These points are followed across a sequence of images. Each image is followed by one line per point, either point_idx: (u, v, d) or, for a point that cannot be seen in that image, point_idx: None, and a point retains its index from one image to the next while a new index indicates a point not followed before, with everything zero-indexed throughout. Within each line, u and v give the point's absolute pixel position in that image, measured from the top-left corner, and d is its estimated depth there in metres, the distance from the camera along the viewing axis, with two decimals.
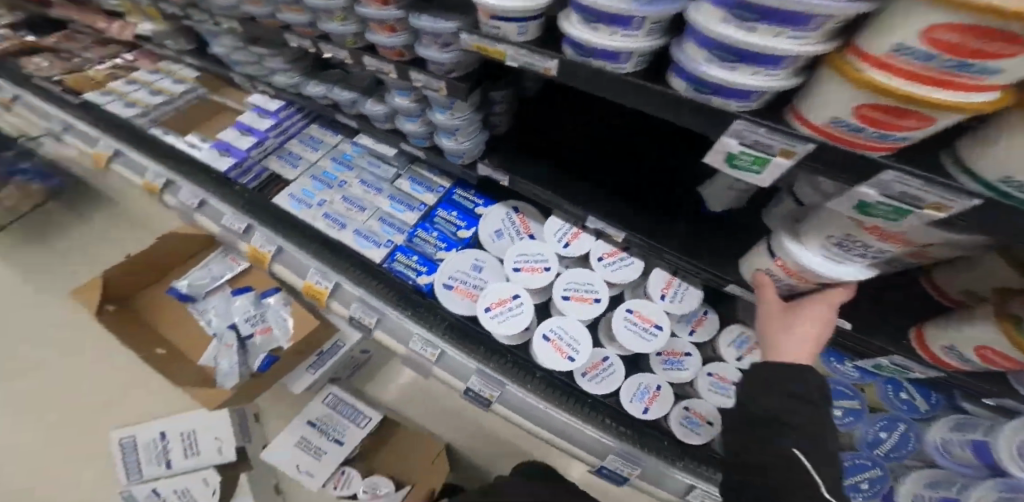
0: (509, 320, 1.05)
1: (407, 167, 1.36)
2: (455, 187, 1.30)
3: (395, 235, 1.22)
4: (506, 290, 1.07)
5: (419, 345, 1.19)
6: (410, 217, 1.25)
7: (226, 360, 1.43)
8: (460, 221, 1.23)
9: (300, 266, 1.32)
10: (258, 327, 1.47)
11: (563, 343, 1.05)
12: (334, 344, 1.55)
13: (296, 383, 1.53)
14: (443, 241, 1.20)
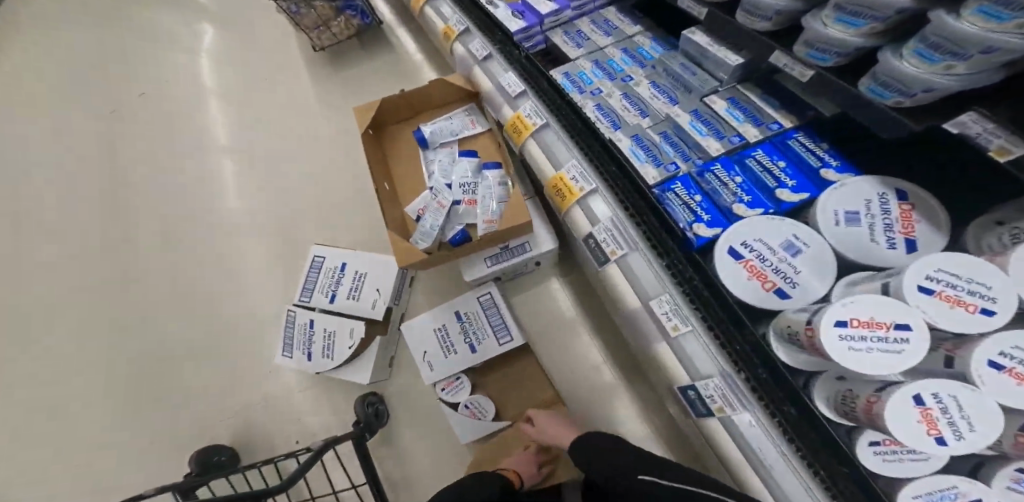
0: (876, 358, 0.56)
1: (731, 81, 1.01)
2: (798, 129, 0.90)
3: (682, 160, 0.96)
4: (893, 308, 0.57)
5: (667, 310, 0.92)
6: (716, 145, 0.93)
7: (434, 218, 1.42)
8: (790, 175, 0.84)
9: (560, 152, 1.18)
10: (469, 196, 1.46)
11: (943, 417, 0.52)
12: (522, 244, 1.43)
13: (474, 272, 1.44)
14: (749, 194, 0.84)
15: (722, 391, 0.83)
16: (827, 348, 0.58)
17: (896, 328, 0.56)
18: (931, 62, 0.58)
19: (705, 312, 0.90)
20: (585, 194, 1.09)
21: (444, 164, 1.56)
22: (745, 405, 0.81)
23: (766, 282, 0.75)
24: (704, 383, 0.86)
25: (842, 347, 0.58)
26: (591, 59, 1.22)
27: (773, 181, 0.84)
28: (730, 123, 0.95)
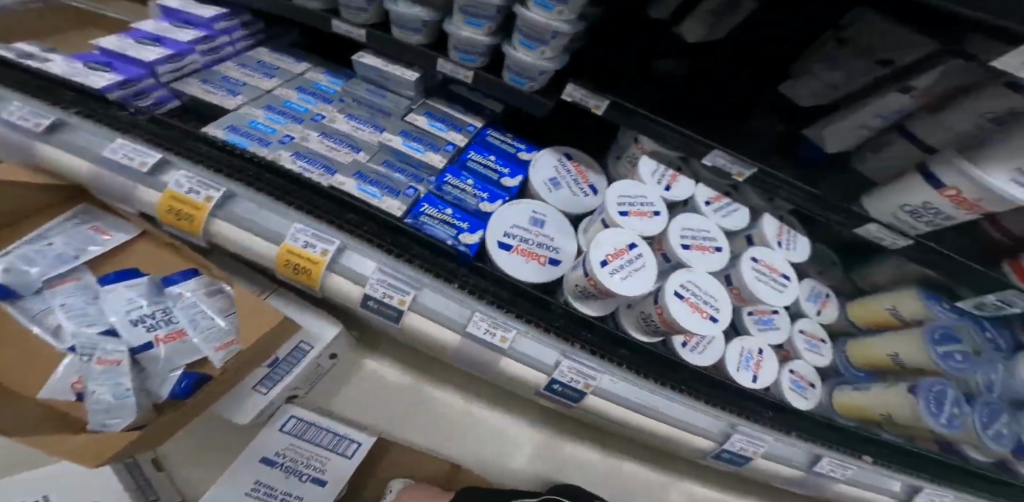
0: (627, 278, 0.67)
1: (419, 97, 0.95)
2: (488, 126, 0.97)
3: (418, 183, 0.86)
4: (621, 235, 0.70)
5: (482, 325, 0.73)
6: (437, 159, 0.88)
7: (106, 386, 0.71)
8: (503, 167, 0.92)
9: (269, 220, 0.72)
10: (170, 328, 0.83)
11: (699, 299, 0.68)
12: (297, 349, 0.99)
13: (242, 412, 0.93)
14: (486, 193, 0.87)
15: (573, 366, 0.76)
16: (604, 282, 0.66)
17: (633, 249, 0.69)
18: (546, 9, 0.63)
19: (503, 306, 0.81)
20: (335, 257, 0.72)
21: (69, 307, 0.80)
22: (566, 350, 0.78)
23: (539, 257, 0.82)
24: (473, 326, 0.73)
25: (614, 278, 0.66)
26: (291, 88, 0.92)
27: (499, 179, 0.89)
28: (438, 135, 0.92)
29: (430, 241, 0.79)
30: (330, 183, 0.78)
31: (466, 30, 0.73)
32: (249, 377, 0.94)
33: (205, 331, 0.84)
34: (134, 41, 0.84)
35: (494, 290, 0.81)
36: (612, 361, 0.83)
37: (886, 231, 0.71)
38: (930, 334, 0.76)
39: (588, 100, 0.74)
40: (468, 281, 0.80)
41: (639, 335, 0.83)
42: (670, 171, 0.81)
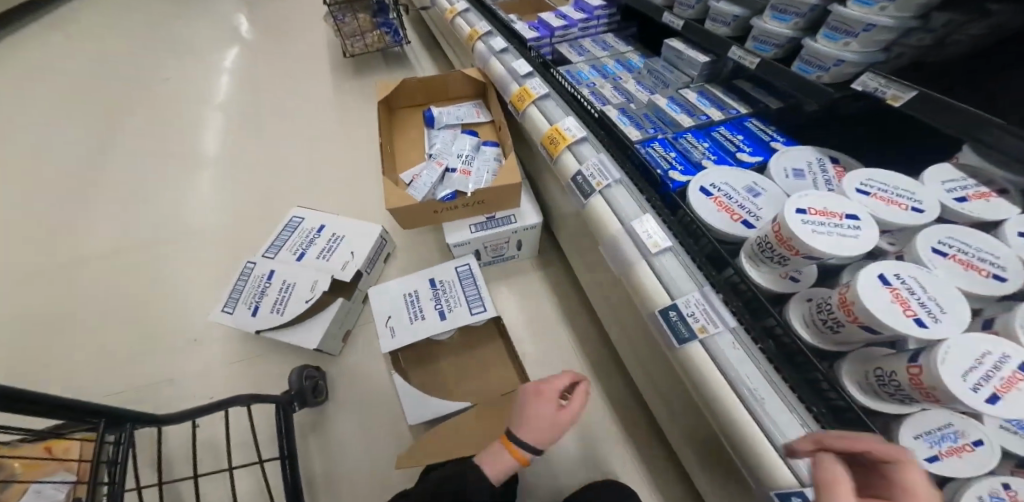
0: (827, 233, 0.59)
1: (699, 80, 1.18)
2: (752, 115, 1.05)
3: (661, 130, 1.07)
4: (840, 202, 0.62)
5: (645, 226, 0.84)
6: (687, 122, 1.06)
7: (427, 173, 1.30)
8: (747, 146, 0.95)
9: (557, 113, 1.13)
10: (466, 167, 1.33)
11: (910, 297, 0.55)
12: (507, 218, 1.30)
13: (453, 235, 1.28)
14: (714, 155, 0.93)
15: (703, 303, 0.75)
16: (792, 226, 0.60)
17: (850, 221, 0.60)
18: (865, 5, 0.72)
19: (686, 246, 0.84)
20: (577, 142, 1.03)
21: (441, 137, 1.47)
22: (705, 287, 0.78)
23: (734, 214, 0.80)
24: (638, 223, 0.85)
25: (815, 225, 0.60)
26: (613, 59, 1.40)
27: (737, 150, 0.93)
28: (700, 105, 1.09)
29: (646, 164, 0.93)
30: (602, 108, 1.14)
31: (765, 25, 0.92)
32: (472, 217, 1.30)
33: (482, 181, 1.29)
34: (554, 16, 1.49)
35: (674, 220, 0.86)
36: (744, 329, 0.75)
37: None
38: None
39: (886, 89, 0.74)
40: (656, 205, 0.90)
41: (809, 338, 0.69)
42: (982, 190, 0.67)
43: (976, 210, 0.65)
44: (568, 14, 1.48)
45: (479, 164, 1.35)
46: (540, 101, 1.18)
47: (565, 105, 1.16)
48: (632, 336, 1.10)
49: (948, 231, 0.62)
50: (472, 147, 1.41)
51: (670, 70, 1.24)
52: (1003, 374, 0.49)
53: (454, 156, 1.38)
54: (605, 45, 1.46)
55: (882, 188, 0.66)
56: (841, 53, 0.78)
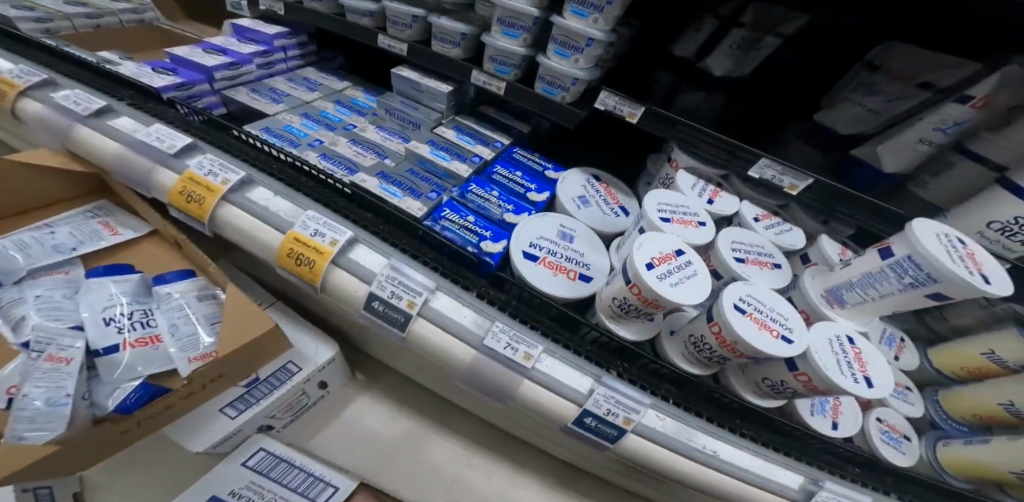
0: (676, 288, 0.58)
1: (450, 113, 0.95)
2: (517, 146, 0.94)
3: (440, 190, 0.81)
4: (667, 240, 0.62)
5: (501, 338, 0.64)
6: (463, 169, 0.84)
7: (46, 380, 0.65)
8: (531, 184, 0.85)
9: (286, 212, 0.71)
10: (142, 333, 0.79)
11: (766, 317, 0.58)
12: (281, 369, 0.85)
13: (200, 441, 0.77)
14: (511, 206, 0.79)
15: (610, 394, 0.62)
16: (658, 288, 0.56)
17: (681, 258, 0.61)
18: (582, 18, 0.70)
19: (545, 328, 0.70)
20: (343, 249, 0.67)
21: (44, 298, 0.78)
22: (603, 377, 0.65)
23: (567, 272, 0.70)
24: (491, 340, 0.64)
25: (664, 284, 0.57)
26: (330, 100, 0.99)
27: (526, 193, 0.81)
28: (467, 145, 0.88)
29: (445, 245, 0.71)
30: (354, 180, 0.77)
31: (495, 39, 0.79)
32: (217, 396, 0.80)
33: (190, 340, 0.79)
34: (204, 50, 0.98)
35: (523, 308, 0.70)
36: (657, 395, 0.67)
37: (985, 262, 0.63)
38: None
39: (621, 107, 0.75)
40: (485, 290, 0.71)
41: (688, 367, 0.67)
42: (711, 187, 0.76)
43: (725, 204, 0.74)
44: (226, 45, 1.00)
45: (162, 319, 0.81)
46: (237, 197, 0.72)
47: (292, 191, 0.76)
48: (525, 427, 0.89)
49: (728, 233, 0.68)
50: (124, 296, 0.83)
51: (411, 101, 0.95)
52: (853, 355, 0.58)
53: (93, 323, 0.77)
54: (306, 79, 1.06)
55: (670, 211, 0.67)
56: (575, 71, 0.76)
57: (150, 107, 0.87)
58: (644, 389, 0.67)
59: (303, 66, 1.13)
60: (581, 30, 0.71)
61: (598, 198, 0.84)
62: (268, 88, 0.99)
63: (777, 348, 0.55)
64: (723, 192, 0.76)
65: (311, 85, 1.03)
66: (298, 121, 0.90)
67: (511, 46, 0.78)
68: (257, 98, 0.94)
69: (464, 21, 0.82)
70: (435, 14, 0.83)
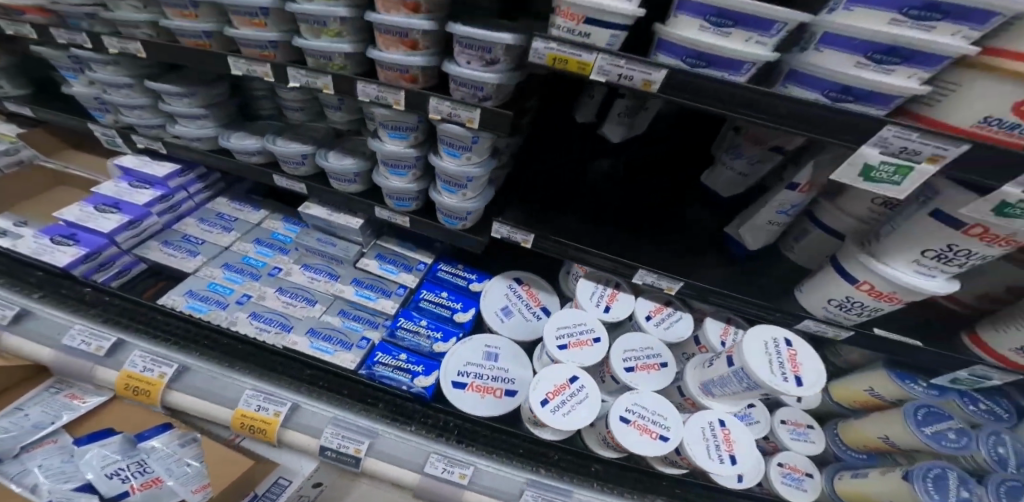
0: (568, 413, 0.70)
1: (371, 240, 1.03)
2: (439, 261, 1.01)
3: (370, 331, 0.89)
4: (561, 371, 0.74)
5: (437, 465, 0.77)
6: (388, 306, 0.92)
7: None
8: (455, 302, 0.94)
9: (225, 387, 0.87)
10: (144, 478, 0.85)
11: (648, 420, 0.70)
12: (274, 485, 0.93)
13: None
14: (439, 332, 0.88)
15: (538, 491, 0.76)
16: (548, 420, 0.68)
17: (575, 382, 0.73)
18: (456, 159, 0.74)
19: (478, 444, 0.83)
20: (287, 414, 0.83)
21: (45, 467, 0.84)
22: (531, 477, 0.78)
23: (493, 391, 0.81)
24: (430, 466, 0.77)
25: (557, 416, 0.69)
26: (251, 240, 1.03)
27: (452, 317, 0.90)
28: (389, 277, 0.96)
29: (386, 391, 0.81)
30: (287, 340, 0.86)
31: (385, 182, 0.84)
32: None
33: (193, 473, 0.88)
34: (98, 209, 0.96)
35: (457, 429, 0.84)
36: (583, 483, 0.80)
37: (827, 326, 0.74)
38: (910, 412, 0.73)
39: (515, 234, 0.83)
40: (423, 421, 0.84)
41: (605, 452, 0.79)
42: (608, 291, 0.87)
43: (615, 310, 0.84)
44: (119, 197, 0.98)
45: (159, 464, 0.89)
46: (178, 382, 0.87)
47: (228, 367, 0.90)
48: None
49: (622, 341, 0.80)
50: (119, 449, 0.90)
51: (330, 239, 1.02)
52: (722, 437, 0.71)
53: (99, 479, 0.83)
54: (217, 211, 1.09)
55: (569, 331, 0.79)
56: (465, 203, 0.80)
57: (73, 300, 0.97)
58: (568, 478, 0.80)
59: (213, 196, 1.14)
60: (457, 172, 0.75)
61: (519, 302, 0.93)
62: (180, 235, 1.01)
63: (645, 449, 0.68)
64: (620, 292, 0.87)
65: (223, 221, 1.06)
66: (224, 273, 0.95)
67: (402, 182, 0.83)
68: (172, 252, 0.97)
69: (353, 158, 0.87)
70: (321, 155, 0.88)
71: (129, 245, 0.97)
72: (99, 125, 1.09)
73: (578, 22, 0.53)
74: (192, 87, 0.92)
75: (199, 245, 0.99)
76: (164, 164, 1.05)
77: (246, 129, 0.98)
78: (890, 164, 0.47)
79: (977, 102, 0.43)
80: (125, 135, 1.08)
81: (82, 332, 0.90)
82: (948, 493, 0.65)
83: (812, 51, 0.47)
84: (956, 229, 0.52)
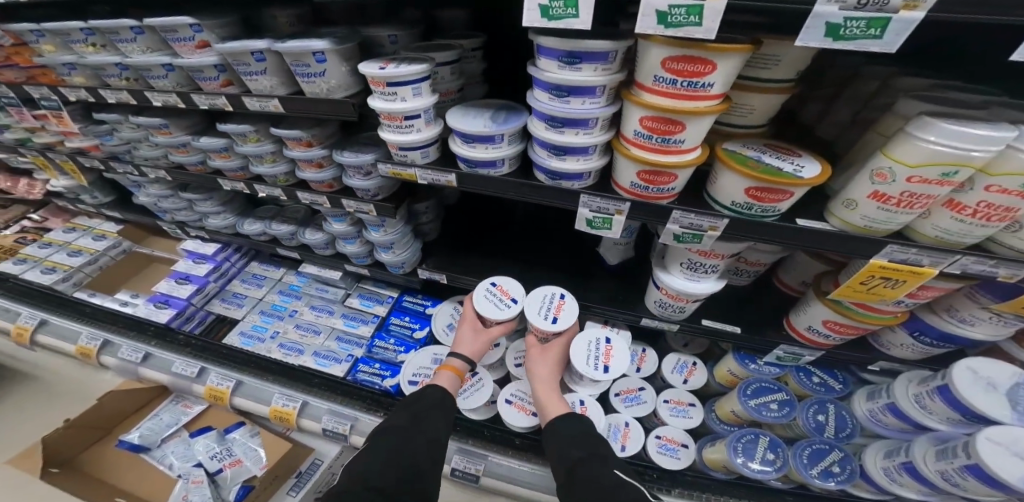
0: (467, 397, 0.96)
1: (353, 285, 1.32)
2: (404, 294, 1.26)
3: (356, 349, 1.17)
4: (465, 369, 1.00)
5: None
6: (366, 330, 1.20)
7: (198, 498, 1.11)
8: (416, 323, 1.18)
9: (265, 393, 1.21)
10: (228, 458, 1.21)
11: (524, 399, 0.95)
12: (312, 464, 1.28)
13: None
14: (403, 347, 1.14)
15: (463, 456, 1.01)
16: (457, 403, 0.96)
17: (475, 375, 0.99)
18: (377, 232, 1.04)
19: None
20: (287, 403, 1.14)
21: (176, 452, 1.25)
22: (464, 445, 1.04)
23: None
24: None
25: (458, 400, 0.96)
26: (274, 292, 1.35)
27: (412, 334, 1.14)
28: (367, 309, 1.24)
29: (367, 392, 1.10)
30: (298, 363, 1.16)
31: (345, 250, 1.16)
32: (280, 488, 1.21)
33: (256, 456, 1.21)
34: (175, 281, 1.36)
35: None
36: (506, 452, 1.03)
37: (662, 321, 0.93)
38: (741, 387, 0.88)
39: (435, 274, 1.10)
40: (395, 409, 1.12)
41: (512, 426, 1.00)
42: None
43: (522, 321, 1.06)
44: (189, 271, 1.37)
45: (240, 446, 1.25)
46: (240, 392, 1.22)
47: (269, 380, 1.24)
48: None
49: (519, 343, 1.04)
50: (215, 438, 1.27)
51: (323, 287, 1.34)
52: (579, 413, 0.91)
53: (204, 459, 1.21)
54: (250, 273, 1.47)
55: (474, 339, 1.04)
56: (397, 258, 1.09)
57: (168, 340, 1.36)
58: (492, 447, 1.04)
59: (247, 261, 1.51)
60: (383, 240, 1.04)
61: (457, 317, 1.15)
62: (229, 293, 1.38)
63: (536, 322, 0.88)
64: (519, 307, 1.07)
65: (252, 279, 1.42)
66: (259, 319, 1.28)
67: (354, 250, 1.15)
68: (224, 307, 1.36)
69: (322, 231, 1.19)
70: (302, 232, 1.21)
71: (196, 307, 1.36)
72: (162, 221, 1.52)
73: (397, 149, 0.77)
74: (212, 195, 1.29)
75: (237, 299, 1.36)
76: (207, 244, 1.45)
77: (252, 216, 1.34)
78: (598, 217, 0.70)
79: (623, 173, 0.64)
80: (179, 226, 1.50)
81: (181, 361, 1.30)
82: (754, 456, 0.81)
83: (534, 154, 0.69)
84: (684, 248, 0.74)
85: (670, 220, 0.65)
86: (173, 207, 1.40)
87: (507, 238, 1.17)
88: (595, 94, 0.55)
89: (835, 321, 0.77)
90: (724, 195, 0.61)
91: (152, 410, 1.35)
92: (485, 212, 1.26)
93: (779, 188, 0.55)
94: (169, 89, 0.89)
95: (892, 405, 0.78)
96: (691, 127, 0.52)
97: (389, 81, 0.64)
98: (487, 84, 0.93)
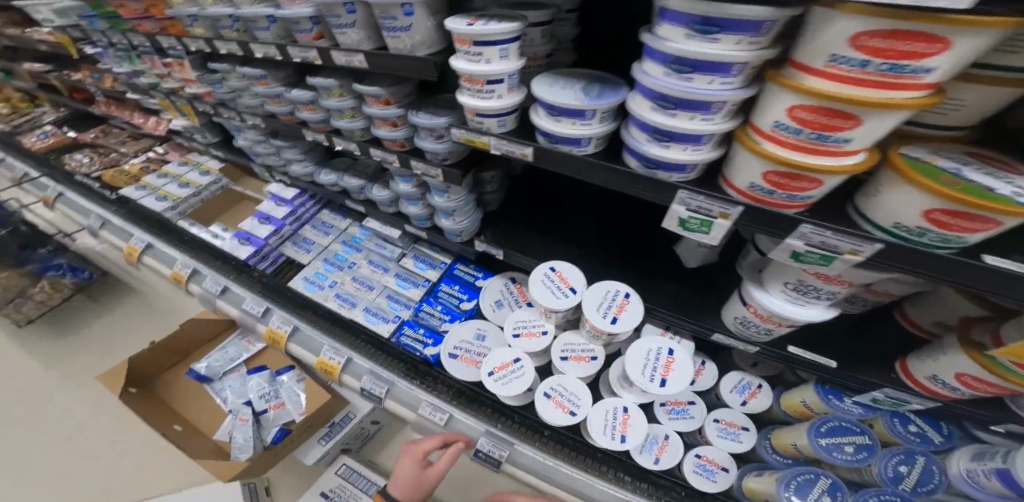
0: (507, 383, 0.90)
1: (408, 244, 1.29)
2: (456, 261, 1.21)
3: (403, 311, 1.15)
4: (508, 352, 0.94)
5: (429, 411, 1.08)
6: (416, 293, 1.17)
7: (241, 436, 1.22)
8: (464, 294, 1.15)
9: (316, 344, 1.28)
10: (274, 400, 1.31)
11: (564, 397, 0.88)
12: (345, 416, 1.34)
13: (309, 457, 1.29)
14: (447, 315, 1.10)
15: (490, 438, 1.00)
16: (494, 389, 0.90)
17: (517, 363, 0.93)
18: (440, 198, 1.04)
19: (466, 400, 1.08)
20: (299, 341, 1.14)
21: (233, 386, 1.38)
22: (491, 428, 1.03)
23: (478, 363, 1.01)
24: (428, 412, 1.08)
25: (499, 384, 0.90)
26: (338, 242, 1.35)
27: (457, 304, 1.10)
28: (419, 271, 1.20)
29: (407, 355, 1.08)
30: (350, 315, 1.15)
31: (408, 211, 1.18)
32: (312, 435, 1.30)
33: (296, 403, 1.28)
34: (257, 221, 1.45)
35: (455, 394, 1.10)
36: (533, 441, 1.00)
37: (737, 340, 0.84)
38: (814, 422, 0.77)
39: (494, 249, 1.09)
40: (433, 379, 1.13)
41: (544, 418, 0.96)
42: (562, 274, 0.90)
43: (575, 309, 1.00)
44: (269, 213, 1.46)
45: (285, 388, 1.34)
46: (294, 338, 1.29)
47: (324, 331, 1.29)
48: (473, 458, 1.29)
49: (568, 335, 0.96)
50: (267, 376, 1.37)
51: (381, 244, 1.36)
52: (620, 420, 0.86)
53: (255, 395, 1.33)
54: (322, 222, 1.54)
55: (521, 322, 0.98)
56: (456, 226, 1.08)
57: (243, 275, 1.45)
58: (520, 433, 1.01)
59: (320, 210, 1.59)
60: (444, 206, 1.04)
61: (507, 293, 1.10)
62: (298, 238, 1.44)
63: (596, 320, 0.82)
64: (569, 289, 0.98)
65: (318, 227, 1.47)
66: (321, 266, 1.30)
67: (416, 212, 1.16)
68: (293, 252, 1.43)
69: (388, 191, 1.22)
70: (371, 188, 1.25)
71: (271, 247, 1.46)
72: (255, 165, 1.65)
73: (475, 114, 0.75)
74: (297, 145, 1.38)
75: (304, 245, 1.41)
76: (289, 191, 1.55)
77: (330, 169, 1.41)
78: (696, 217, 0.63)
79: (745, 171, 0.55)
80: (268, 172, 1.62)
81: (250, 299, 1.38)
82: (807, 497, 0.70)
83: (629, 135, 0.63)
84: (795, 267, 0.63)
85: (796, 235, 0.56)
86: (265, 153, 1.51)
87: (568, 214, 1.14)
88: (730, 71, 0.48)
89: (972, 375, 0.61)
90: (894, 216, 0.48)
91: (219, 342, 1.50)
92: (550, 189, 1.21)
93: (982, 215, 0.41)
94: (270, 38, 0.94)
95: (1003, 470, 0.63)
96: (869, 122, 0.41)
97: (476, 40, 0.62)
98: (576, 50, 0.87)
